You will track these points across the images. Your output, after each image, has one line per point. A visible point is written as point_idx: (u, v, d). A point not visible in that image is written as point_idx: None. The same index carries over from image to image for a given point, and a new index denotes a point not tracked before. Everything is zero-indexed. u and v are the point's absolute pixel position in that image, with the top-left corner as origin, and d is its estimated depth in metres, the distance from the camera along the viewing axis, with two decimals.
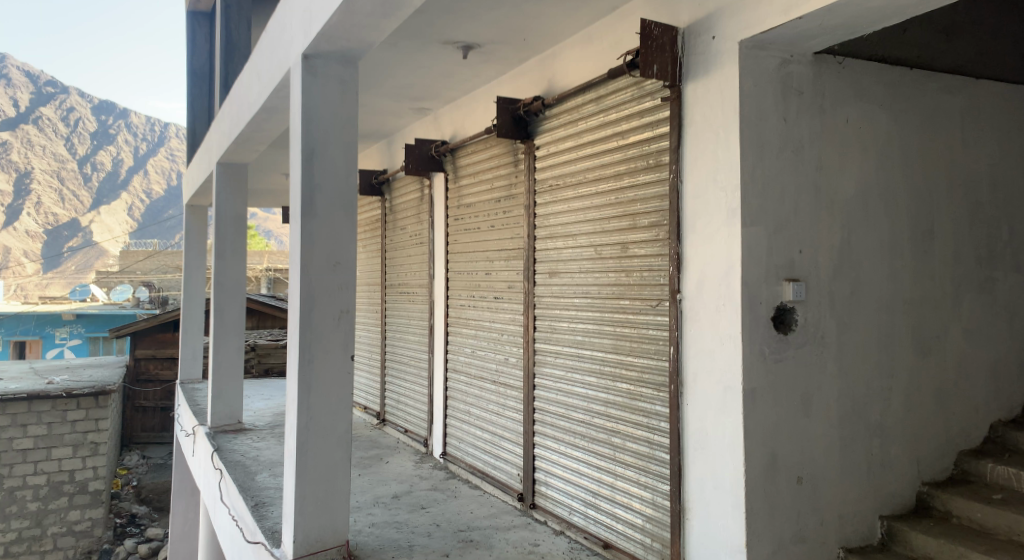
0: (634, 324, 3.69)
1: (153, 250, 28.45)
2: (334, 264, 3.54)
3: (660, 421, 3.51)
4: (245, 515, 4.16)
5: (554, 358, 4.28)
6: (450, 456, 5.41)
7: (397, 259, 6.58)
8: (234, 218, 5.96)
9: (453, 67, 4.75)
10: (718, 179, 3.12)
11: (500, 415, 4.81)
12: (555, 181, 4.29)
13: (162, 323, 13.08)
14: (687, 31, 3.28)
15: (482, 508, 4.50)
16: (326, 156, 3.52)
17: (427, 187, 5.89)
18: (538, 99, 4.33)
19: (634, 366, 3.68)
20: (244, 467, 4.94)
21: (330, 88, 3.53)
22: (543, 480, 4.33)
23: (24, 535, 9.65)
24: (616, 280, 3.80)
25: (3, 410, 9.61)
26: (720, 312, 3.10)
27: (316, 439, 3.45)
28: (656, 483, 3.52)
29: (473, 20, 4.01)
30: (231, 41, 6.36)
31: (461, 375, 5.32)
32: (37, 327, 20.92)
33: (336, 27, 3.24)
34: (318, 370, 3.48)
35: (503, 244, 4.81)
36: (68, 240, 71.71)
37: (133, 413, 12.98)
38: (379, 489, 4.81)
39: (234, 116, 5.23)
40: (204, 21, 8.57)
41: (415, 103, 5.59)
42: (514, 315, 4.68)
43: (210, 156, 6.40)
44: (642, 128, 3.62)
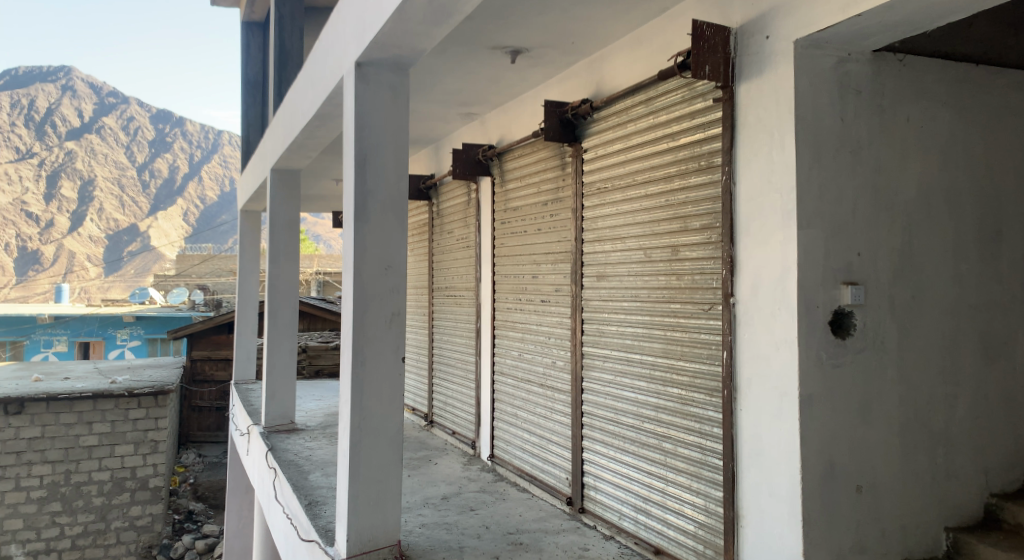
0: (685, 328, 3.65)
1: (208, 254, 29.34)
2: (386, 267, 3.59)
3: (712, 427, 3.47)
4: (299, 513, 4.24)
5: (603, 361, 4.25)
6: (498, 458, 5.43)
7: (444, 262, 6.63)
8: (287, 222, 6.08)
9: (501, 72, 4.78)
10: (773, 181, 3.07)
11: (548, 418, 4.81)
12: (603, 184, 4.28)
13: (217, 325, 13.45)
14: (739, 31, 3.24)
15: (531, 511, 4.51)
16: (378, 162, 3.58)
17: (474, 190, 5.93)
18: (587, 102, 4.31)
19: (684, 371, 3.64)
20: (297, 466, 5.04)
21: (382, 94, 3.59)
22: (592, 485, 4.31)
23: (90, 529, 10.00)
24: (666, 284, 3.77)
25: (70, 408, 9.92)
26: (775, 316, 3.05)
27: (369, 439, 3.51)
28: (708, 490, 3.48)
29: (522, 24, 4.03)
30: (285, 48, 6.43)
31: (508, 378, 5.33)
32: (100, 327, 21.71)
33: (389, 35, 3.30)
34: (370, 373, 3.53)
35: (550, 247, 4.81)
36: (129, 244, 74.18)
37: (189, 413, 13.38)
38: (428, 491, 4.85)
39: (288, 123, 5.33)
40: (258, 32, 8.83)
41: (462, 109, 5.64)
42: (561, 319, 4.67)
43: (264, 162, 6.54)
44: (694, 130, 3.59)
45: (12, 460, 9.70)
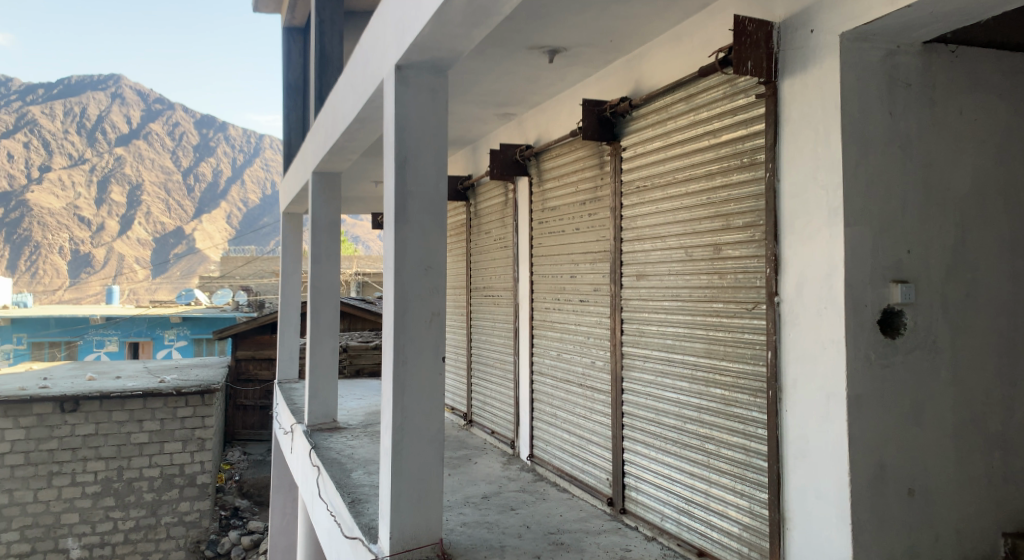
0: (728, 328, 3.60)
1: (251, 256, 29.96)
2: (426, 268, 3.61)
3: (757, 428, 3.42)
4: (343, 511, 4.30)
5: (643, 362, 4.22)
6: (538, 458, 5.42)
7: (482, 262, 6.66)
8: (329, 224, 6.17)
9: (539, 72, 4.78)
10: (818, 177, 3.01)
11: (587, 418, 4.79)
12: (643, 183, 4.24)
13: (260, 325, 13.72)
14: (782, 25, 3.19)
15: (572, 511, 4.50)
16: (418, 163, 3.61)
17: (512, 191, 5.94)
18: (625, 100, 4.30)
19: (728, 372, 3.60)
20: (340, 464, 5.10)
21: (421, 97, 3.62)
22: (633, 486, 4.28)
23: (141, 523, 10.26)
24: (709, 283, 3.72)
25: (122, 406, 10.16)
26: (822, 315, 2.99)
27: (410, 438, 3.55)
28: (753, 492, 3.43)
29: (561, 24, 4.03)
30: (325, 53, 6.53)
31: (547, 378, 5.33)
32: (149, 328, 22.36)
33: (428, 38, 3.33)
34: (412, 373, 3.57)
35: (589, 247, 4.78)
36: (175, 247, 76.01)
37: (235, 412, 13.69)
38: (468, 490, 4.87)
39: (329, 127, 5.41)
40: (298, 37, 8.99)
41: (499, 109, 5.65)
42: (601, 319, 4.65)
43: (305, 164, 6.65)
44: (736, 127, 3.55)
45: (68, 456, 9.96)
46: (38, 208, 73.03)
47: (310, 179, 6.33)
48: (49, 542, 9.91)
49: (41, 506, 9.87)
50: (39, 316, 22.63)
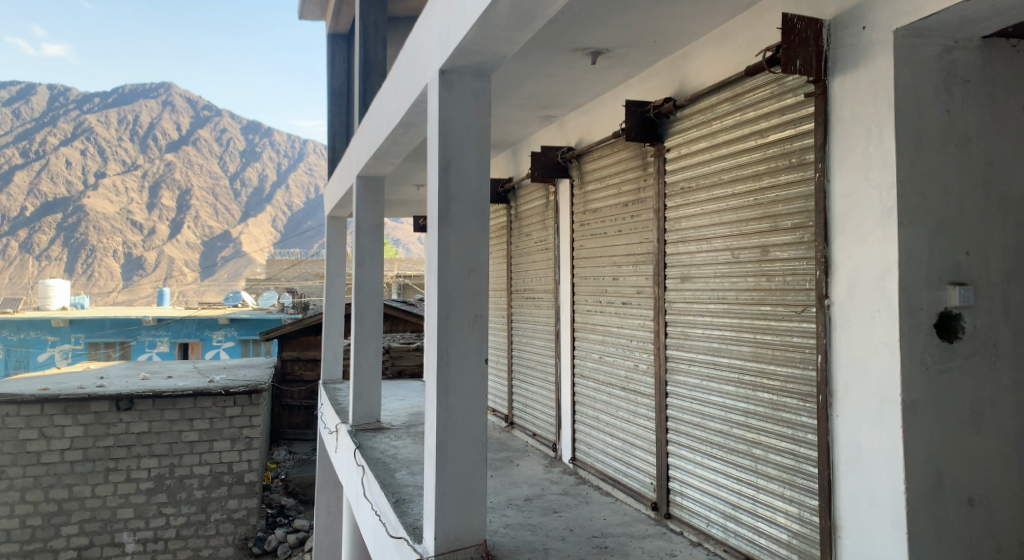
0: (776, 331, 3.54)
1: (296, 259, 30.50)
2: (469, 270, 3.63)
3: (807, 433, 3.36)
4: (387, 511, 4.35)
5: (688, 365, 4.17)
6: (580, 461, 5.40)
7: (523, 264, 6.66)
8: (372, 227, 6.25)
9: (582, 74, 4.77)
10: (871, 177, 2.94)
11: (631, 422, 4.75)
12: (688, 184, 4.20)
13: (305, 327, 13.96)
14: (832, 23, 3.13)
15: (615, 515, 4.47)
16: (461, 166, 3.63)
17: (553, 193, 5.93)
18: (669, 101, 4.26)
19: (776, 376, 3.53)
20: (384, 464, 5.16)
21: (465, 101, 3.64)
22: (678, 490, 4.24)
23: (192, 520, 10.48)
24: (756, 285, 3.66)
25: (174, 405, 10.38)
26: (875, 319, 2.93)
27: (454, 439, 3.57)
28: (803, 498, 3.37)
29: (604, 26, 4.02)
30: (369, 59, 6.63)
31: (589, 381, 5.30)
32: (198, 329, 22.97)
33: (472, 42, 3.35)
34: (456, 374, 3.58)
35: (631, 249, 4.75)
36: (224, 250, 77.83)
37: (280, 411, 13.95)
38: (511, 492, 4.88)
39: (373, 131, 5.47)
40: (343, 43, 9.15)
41: (541, 112, 5.66)
42: (644, 321, 4.61)
43: (349, 169, 6.75)
44: (784, 126, 3.49)
45: (123, 453, 10.19)
46: (93, 213, 75.49)
47: (354, 183, 6.41)
48: (106, 536, 10.14)
49: (99, 500, 10.09)
50: (95, 318, 23.23)
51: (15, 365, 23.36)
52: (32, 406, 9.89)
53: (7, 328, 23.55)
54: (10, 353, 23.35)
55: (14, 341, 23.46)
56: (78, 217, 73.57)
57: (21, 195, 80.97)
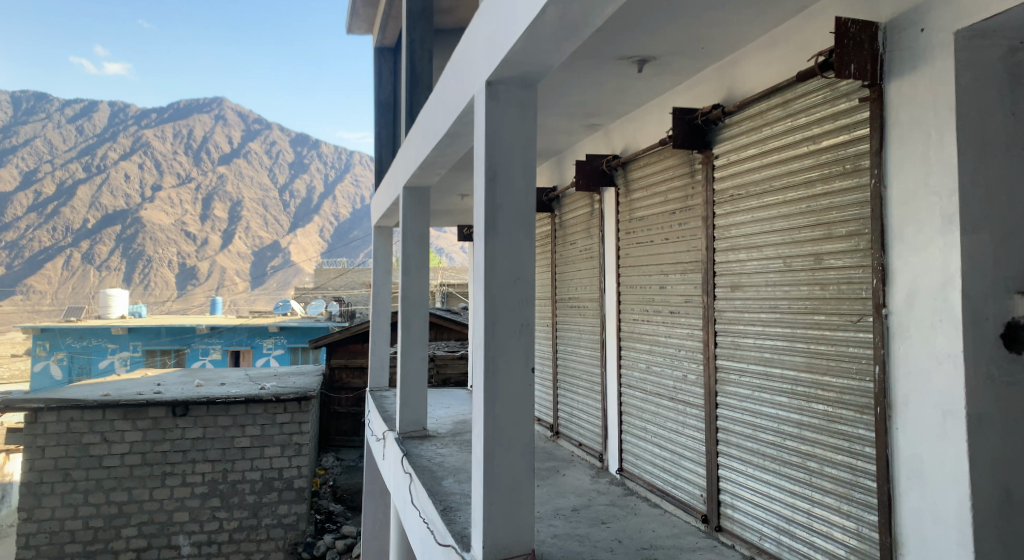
0: (831, 341, 3.46)
1: (343, 268, 31.00)
2: (515, 279, 3.62)
3: (864, 446, 3.27)
4: (435, 518, 4.36)
5: (738, 376, 4.10)
6: (627, 472, 5.35)
7: (568, 272, 6.64)
8: (419, 236, 6.30)
9: (628, 82, 4.74)
10: (930, 183, 2.87)
11: (679, 433, 4.68)
12: (737, 191, 4.14)
13: (352, 335, 14.19)
14: (888, 26, 3.06)
15: (664, 527, 4.41)
16: (508, 176, 3.63)
17: (598, 202, 5.91)
18: (718, 108, 4.20)
19: (831, 388, 3.45)
20: (431, 472, 5.19)
21: (511, 111, 3.66)
22: (729, 503, 4.16)
23: (244, 524, 10.48)
24: (809, 294, 3.59)
25: (227, 412, 10.53)
26: (936, 329, 2.84)
27: (502, 448, 3.57)
28: (861, 514, 3.28)
29: (652, 33, 3.99)
30: (415, 71, 6.71)
31: (636, 391, 5.25)
32: (249, 337, 23.53)
33: (519, 53, 3.37)
34: (503, 383, 3.58)
35: (679, 257, 4.69)
36: (273, 259, 79.55)
37: (329, 418, 14.18)
38: (558, 502, 4.85)
39: (420, 142, 5.53)
40: (389, 56, 9.35)
41: (586, 120, 5.65)
42: (693, 331, 4.54)
43: (396, 179, 6.84)
44: (838, 132, 3.42)
45: (179, 457, 10.32)
46: (150, 224, 77.82)
47: (401, 193, 6.48)
48: (163, 538, 10.20)
49: (156, 503, 10.20)
50: (151, 327, 23.81)
51: (78, 371, 23.95)
52: (94, 412, 10.07)
53: (70, 336, 24.15)
54: (73, 360, 23.90)
55: (77, 348, 24.03)
56: (136, 228, 75.80)
57: (83, 207, 83.83)
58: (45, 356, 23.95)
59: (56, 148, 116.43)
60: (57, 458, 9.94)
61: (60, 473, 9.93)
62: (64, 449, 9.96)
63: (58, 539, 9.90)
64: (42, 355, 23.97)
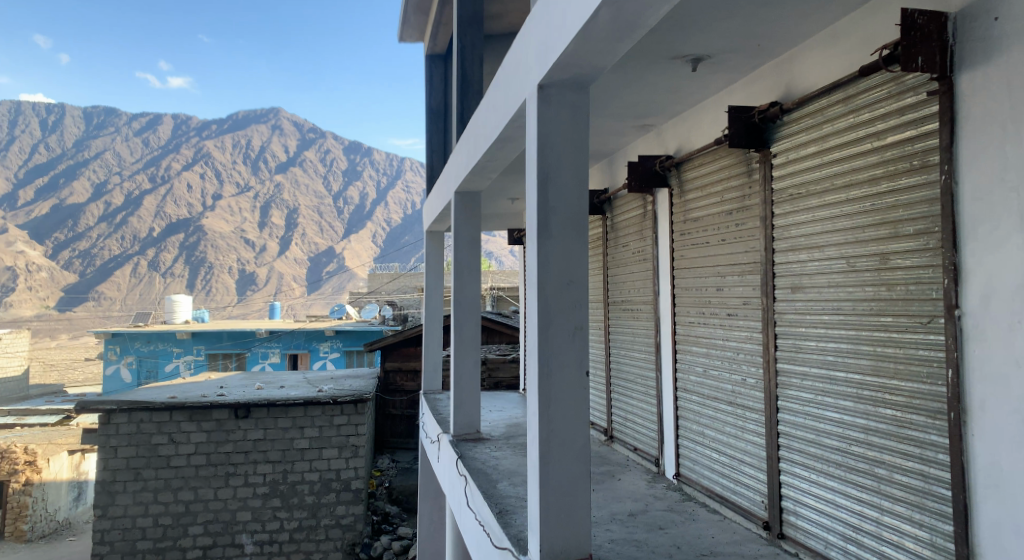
0: (899, 344, 3.34)
1: (396, 272, 31.42)
2: (568, 282, 3.60)
3: (938, 453, 3.17)
4: (491, 521, 4.37)
5: (800, 381, 3.99)
6: (685, 477, 5.26)
7: (620, 275, 6.58)
8: (470, 240, 6.34)
9: (682, 82, 4.68)
10: (1006, 179, 2.80)
11: (739, 438, 4.59)
12: (797, 190, 4.03)
13: (406, 338, 14.38)
14: (958, 16, 2.98)
15: (724, 533, 4.32)
16: (561, 178, 3.61)
17: (651, 203, 5.84)
18: (776, 105, 4.10)
19: (900, 392, 3.34)
20: (486, 475, 5.20)
21: (564, 114, 3.65)
22: (792, 510, 4.05)
23: (304, 524, 10.68)
24: (876, 295, 3.47)
25: (286, 413, 10.75)
26: (1016, 331, 2.77)
27: (557, 451, 3.55)
28: (934, 523, 3.17)
29: (707, 31, 3.93)
30: (466, 76, 6.76)
31: (693, 396, 5.16)
32: (306, 341, 24.07)
33: (572, 56, 3.36)
34: (557, 386, 3.57)
35: (736, 258, 4.60)
36: (329, 265, 81.12)
37: (384, 420, 14.38)
38: (614, 506, 4.79)
39: (472, 147, 5.55)
40: (440, 63, 9.47)
41: (638, 121, 5.58)
42: (752, 333, 4.44)
43: (448, 184, 6.89)
44: (904, 127, 3.31)
45: (242, 458, 10.57)
46: (211, 232, 80.24)
47: (452, 198, 6.52)
48: (227, 536, 10.46)
49: (220, 503, 10.47)
50: (213, 331, 24.59)
51: (146, 374, 24.82)
52: (162, 413, 10.38)
53: (138, 340, 25.03)
54: (141, 363, 24.78)
55: (145, 352, 24.88)
56: (199, 236, 78.31)
57: (149, 216, 86.88)
58: (115, 360, 24.98)
59: (123, 160, 121.16)
60: (128, 457, 10.25)
61: (131, 472, 10.24)
62: (134, 450, 10.27)
63: (130, 536, 10.21)
64: (113, 358, 24.95)
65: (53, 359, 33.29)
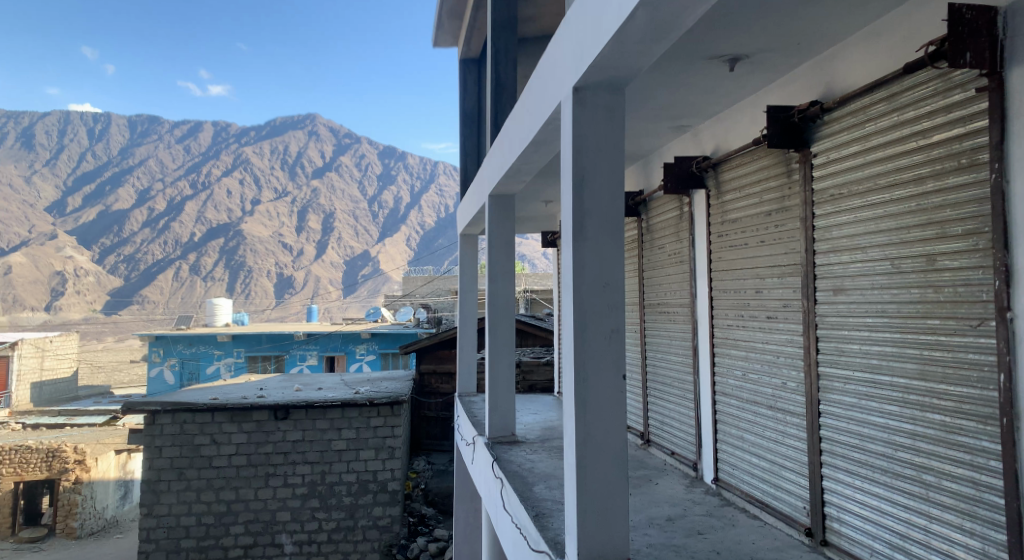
0: (947, 347, 3.28)
1: (430, 275, 31.57)
2: (604, 285, 3.58)
3: (990, 460, 3.12)
4: (527, 524, 4.36)
5: (843, 385, 3.91)
6: (723, 482, 5.19)
7: (656, 277, 6.53)
8: (504, 243, 6.34)
9: (719, 82, 4.63)
10: None
11: (779, 443, 4.51)
12: (838, 191, 3.96)
13: (441, 341, 14.45)
14: (1008, 11, 2.95)
15: (765, 539, 4.26)
16: (596, 180, 3.59)
17: (687, 204, 5.79)
18: (816, 104, 4.03)
19: (948, 396, 3.29)
20: (522, 478, 5.19)
21: (599, 117, 3.64)
22: (835, 516, 3.97)
23: (342, 525, 10.78)
24: (921, 297, 3.41)
25: (324, 415, 10.88)
26: None
27: (594, 454, 3.53)
28: (986, 532, 3.12)
29: (744, 30, 3.88)
30: (500, 80, 6.77)
31: (732, 399, 5.10)
32: (343, 343, 24.35)
33: (607, 58, 3.35)
34: (594, 389, 3.55)
35: (776, 260, 4.53)
36: (365, 268, 81.93)
37: (419, 422, 14.48)
38: (652, 511, 4.75)
39: (506, 149, 5.54)
40: (474, 68, 9.51)
41: (673, 122, 5.53)
42: (792, 336, 4.37)
43: (482, 187, 6.90)
44: (951, 126, 3.26)
45: (281, 459, 10.71)
46: (250, 236, 81.61)
47: (487, 201, 6.53)
48: (267, 536, 10.60)
49: (261, 503, 10.62)
50: (253, 334, 24.96)
51: (188, 377, 25.23)
52: (204, 414, 10.58)
53: (181, 342, 25.43)
54: (184, 365, 25.20)
55: (187, 354, 25.30)
56: (238, 240, 79.82)
57: (191, 222, 88.77)
58: (159, 361, 25.33)
59: (165, 167, 124.03)
60: (172, 457, 10.47)
61: (175, 471, 10.45)
62: (178, 450, 10.49)
63: (174, 534, 10.40)
64: (157, 360, 25.34)
65: (100, 362, 34.18)
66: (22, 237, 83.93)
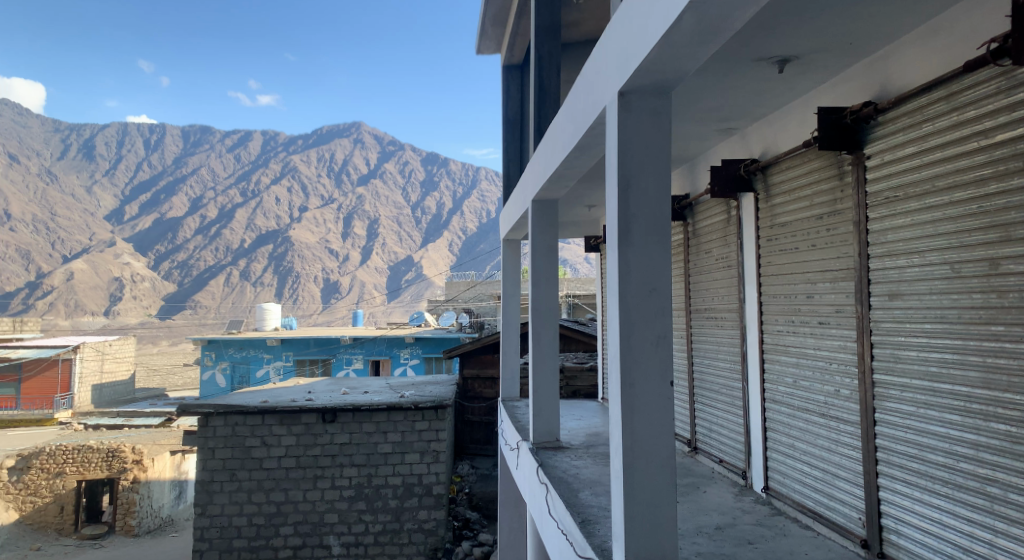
0: (1013, 355, 3.22)
1: (472, 281, 31.70)
2: (650, 290, 3.54)
3: None
4: (574, 530, 4.34)
5: (900, 392, 3.81)
6: (774, 491, 5.09)
7: (703, 282, 6.46)
8: (549, 248, 6.32)
9: (768, 84, 4.55)
10: None
11: (833, 451, 4.40)
12: (892, 193, 3.86)
13: (484, 346, 14.49)
14: None
15: (818, 551, 4.17)
16: (641, 185, 3.56)
17: (734, 208, 5.70)
18: (869, 105, 3.93)
19: (1014, 406, 3.21)
20: (568, 483, 5.17)
21: (645, 121, 3.61)
22: (893, 529, 3.86)
23: (387, 527, 10.86)
24: (984, 302, 3.35)
25: (370, 418, 11.00)
26: None
27: (641, 461, 3.50)
28: None
29: (794, 31, 3.81)
30: (544, 84, 6.77)
31: (782, 407, 4.99)
32: (388, 347, 24.61)
33: (653, 61, 3.33)
34: (641, 395, 3.51)
35: (827, 264, 4.42)
36: (408, 273, 82.73)
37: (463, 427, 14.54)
38: (701, 519, 4.68)
39: (550, 153, 5.54)
40: (516, 73, 9.62)
41: (720, 124, 5.45)
42: (846, 343, 4.26)
43: (526, 192, 6.91)
44: (1016, 125, 3.20)
45: (329, 461, 10.86)
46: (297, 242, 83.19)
47: (530, 206, 6.52)
48: (315, 538, 10.74)
49: (310, 504, 10.78)
50: (301, 338, 25.39)
51: (239, 380, 25.75)
52: (255, 416, 10.81)
53: (232, 346, 25.94)
54: (235, 368, 25.77)
55: (238, 357, 25.88)
56: (286, 246, 81.46)
57: (241, 228, 90.87)
58: (211, 365, 25.98)
59: (216, 175, 127.27)
60: (224, 458, 10.70)
61: (227, 472, 10.67)
62: (230, 451, 10.71)
63: (226, 534, 10.61)
64: (209, 364, 26.02)
65: (155, 365, 35.17)
66: (82, 243, 86.94)
